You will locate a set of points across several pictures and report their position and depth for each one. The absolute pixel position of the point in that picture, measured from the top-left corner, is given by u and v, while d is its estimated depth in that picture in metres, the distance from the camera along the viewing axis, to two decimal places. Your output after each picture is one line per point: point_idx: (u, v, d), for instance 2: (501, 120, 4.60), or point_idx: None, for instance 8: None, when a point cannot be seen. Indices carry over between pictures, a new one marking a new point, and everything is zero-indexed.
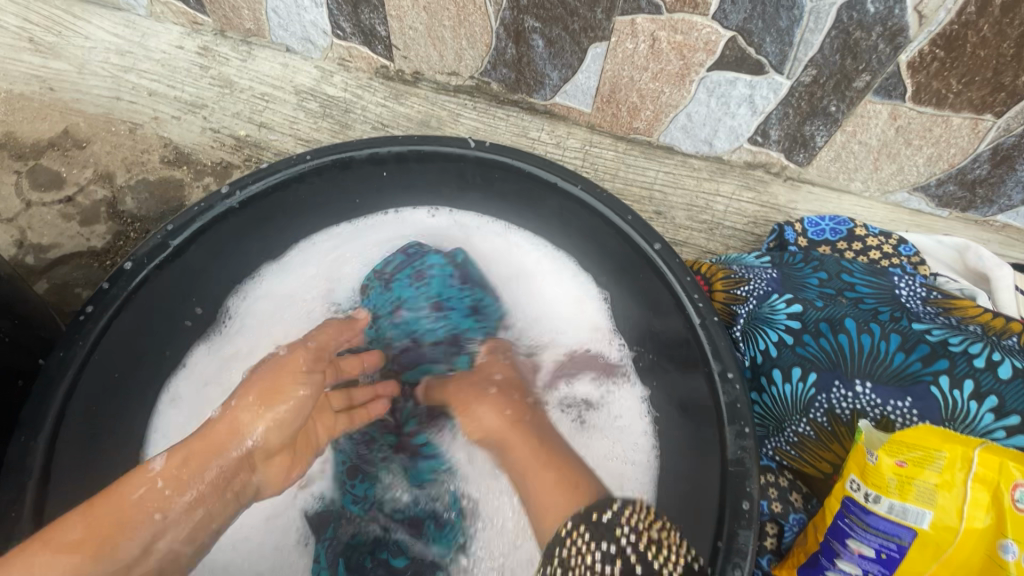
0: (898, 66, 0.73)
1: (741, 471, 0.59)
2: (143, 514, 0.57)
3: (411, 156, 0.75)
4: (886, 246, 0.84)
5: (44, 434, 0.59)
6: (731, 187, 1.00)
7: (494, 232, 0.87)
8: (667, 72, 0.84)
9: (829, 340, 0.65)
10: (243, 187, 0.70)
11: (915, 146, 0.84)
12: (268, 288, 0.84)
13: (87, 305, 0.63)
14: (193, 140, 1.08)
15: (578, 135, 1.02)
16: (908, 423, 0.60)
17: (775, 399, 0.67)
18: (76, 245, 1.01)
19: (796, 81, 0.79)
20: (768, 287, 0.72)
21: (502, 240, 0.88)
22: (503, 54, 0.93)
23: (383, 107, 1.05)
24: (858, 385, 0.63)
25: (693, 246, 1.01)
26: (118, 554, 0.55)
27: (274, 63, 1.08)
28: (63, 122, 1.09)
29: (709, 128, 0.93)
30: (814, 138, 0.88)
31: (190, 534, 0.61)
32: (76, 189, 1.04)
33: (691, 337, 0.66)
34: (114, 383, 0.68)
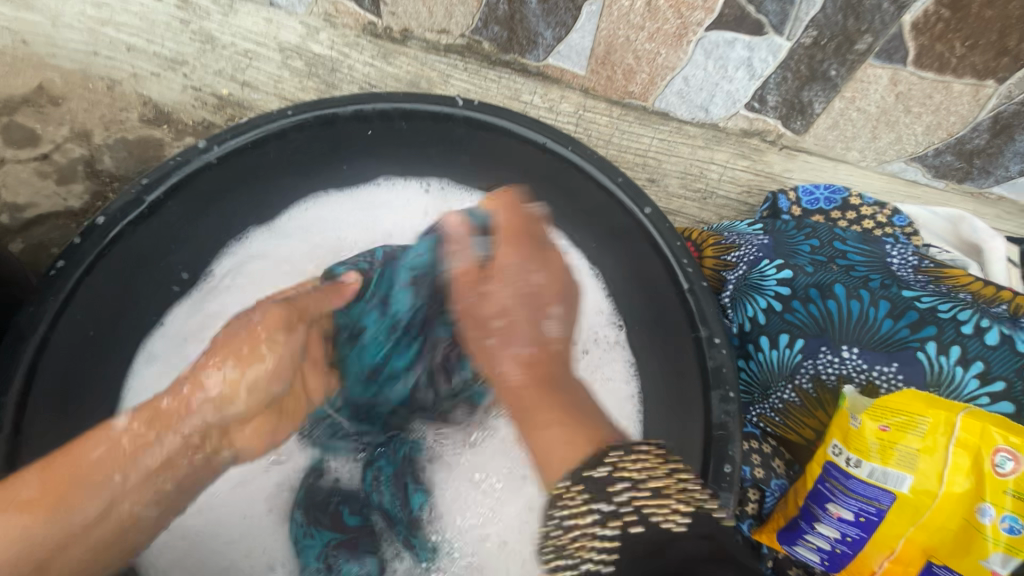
0: (901, 27, 0.71)
1: (725, 435, 0.59)
2: (103, 473, 0.56)
3: (396, 113, 0.73)
4: (880, 216, 0.82)
5: (15, 389, 0.58)
6: (727, 155, 0.97)
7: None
8: (664, 32, 0.82)
9: (818, 306, 0.64)
10: (221, 142, 0.68)
11: (914, 114, 0.82)
12: (252, 261, 0.80)
13: (58, 260, 0.62)
14: (173, 99, 1.06)
15: (571, 99, 0.99)
16: (893, 388, 0.60)
17: (762, 365, 0.67)
18: (53, 205, 0.98)
19: (796, 43, 0.77)
20: (759, 253, 0.70)
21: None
22: (494, 11, 0.89)
23: (371, 67, 1.02)
24: (844, 351, 0.63)
25: (686, 215, 1.02)
26: (74, 516, 0.54)
27: (257, 19, 1.03)
28: (38, 77, 1.05)
29: (705, 93, 0.90)
30: (812, 104, 0.86)
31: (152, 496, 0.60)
32: (53, 147, 1.01)
33: (679, 302, 0.66)
34: (91, 341, 0.67)
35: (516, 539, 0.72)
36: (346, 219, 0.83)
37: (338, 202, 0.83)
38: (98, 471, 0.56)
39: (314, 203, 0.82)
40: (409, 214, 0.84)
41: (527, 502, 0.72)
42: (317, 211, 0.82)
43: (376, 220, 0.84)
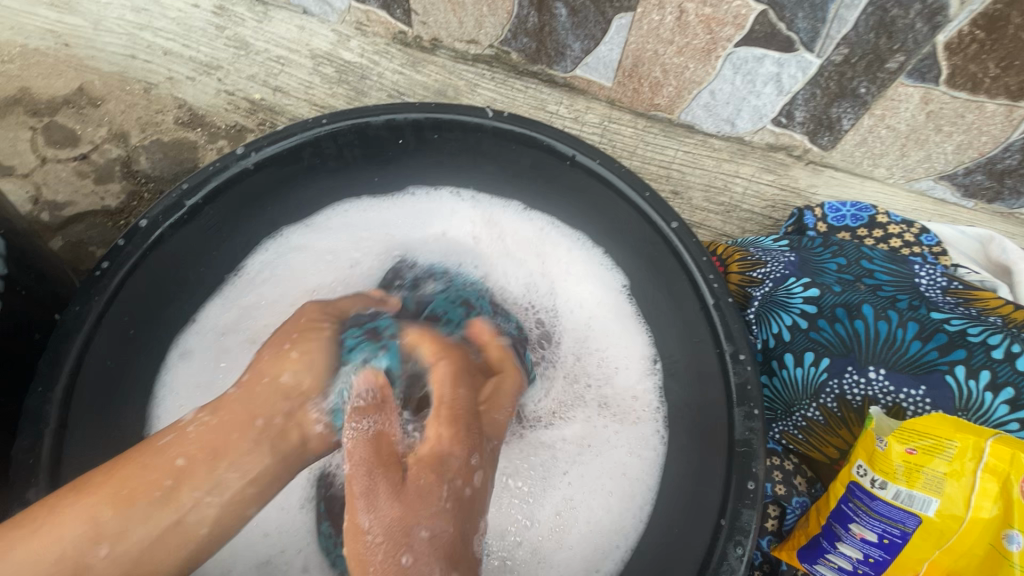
0: (935, 47, 0.70)
1: (748, 451, 0.59)
2: (158, 476, 0.53)
3: (427, 124, 0.74)
4: (908, 234, 0.82)
5: (61, 384, 0.60)
6: (751, 169, 0.98)
7: (522, 219, 0.86)
8: (693, 47, 0.82)
9: (845, 325, 0.65)
10: (259, 149, 0.70)
11: (945, 133, 0.81)
12: (297, 251, 0.83)
13: (102, 262, 0.64)
14: (208, 102, 1.08)
15: (597, 109, 1.00)
16: (920, 411, 0.60)
17: (786, 383, 0.67)
18: (91, 204, 1.01)
19: (826, 60, 0.77)
20: (785, 270, 0.70)
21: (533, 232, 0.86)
22: (524, 22, 0.90)
23: (400, 75, 1.04)
24: (871, 372, 0.63)
25: (709, 228, 1.02)
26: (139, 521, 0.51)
27: (289, 25, 1.06)
28: (78, 79, 1.08)
29: (732, 107, 0.90)
30: (841, 121, 0.86)
31: (233, 501, 0.54)
32: (91, 147, 1.05)
33: (704, 317, 0.66)
34: (130, 339, 0.69)
35: (552, 547, 0.73)
36: (386, 218, 0.87)
37: (379, 203, 0.86)
38: (162, 470, 0.53)
39: (348, 204, 0.85)
40: (457, 224, 0.87)
41: (556, 509, 0.74)
42: (359, 213, 0.86)
43: (416, 220, 0.87)
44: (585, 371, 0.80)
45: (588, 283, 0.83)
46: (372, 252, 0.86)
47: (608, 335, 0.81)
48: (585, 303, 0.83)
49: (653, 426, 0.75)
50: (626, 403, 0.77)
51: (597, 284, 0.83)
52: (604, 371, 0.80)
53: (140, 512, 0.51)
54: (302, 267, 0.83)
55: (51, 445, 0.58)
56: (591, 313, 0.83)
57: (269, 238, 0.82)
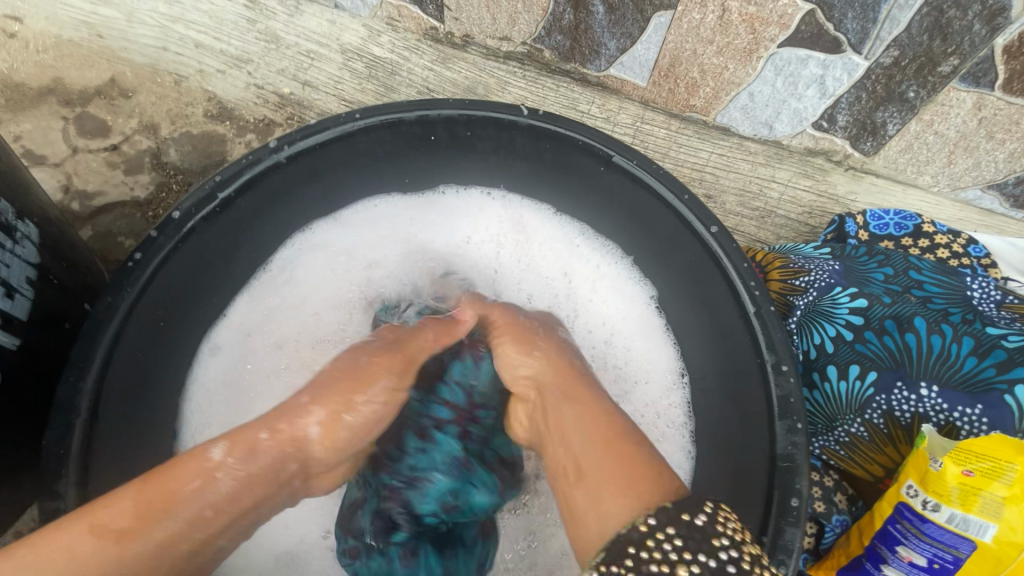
0: (993, 50, 0.68)
1: (791, 467, 0.57)
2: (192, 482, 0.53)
3: (460, 121, 0.73)
4: (955, 245, 0.79)
5: (92, 375, 0.59)
6: (788, 174, 0.95)
7: (553, 227, 0.85)
8: (734, 47, 0.80)
9: (894, 338, 0.62)
10: (292, 142, 0.69)
11: (998, 140, 0.78)
12: (329, 253, 0.83)
13: (135, 253, 0.63)
14: (237, 96, 1.08)
15: (630, 110, 0.98)
16: (975, 431, 0.57)
17: (828, 396, 0.64)
18: (121, 194, 1.02)
19: (874, 63, 0.74)
20: (830, 280, 0.67)
21: (562, 239, 0.84)
22: (560, 19, 0.89)
23: (430, 71, 1.03)
24: (922, 389, 0.60)
25: (742, 233, 0.99)
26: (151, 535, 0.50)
27: (321, 20, 1.04)
28: (110, 70, 1.10)
29: (771, 110, 0.88)
30: (886, 126, 0.83)
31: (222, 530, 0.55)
32: (121, 138, 1.05)
33: (743, 326, 0.64)
34: (161, 332, 0.69)
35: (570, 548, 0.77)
36: (418, 218, 0.86)
37: (406, 195, 0.85)
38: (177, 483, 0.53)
39: (384, 200, 0.84)
40: (485, 226, 0.86)
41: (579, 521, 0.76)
42: (386, 207, 0.85)
43: (446, 225, 0.86)
44: (607, 386, 0.78)
45: (613, 294, 0.82)
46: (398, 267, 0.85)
47: (630, 351, 0.79)
48: (610, 316, 0.81)
49: (679, 445, 0.74)
50: (650, 423, 0.76)
51: (623, 298, 0.81)
52: (628, 387, 0.78)
53: (154, 515, 0.51)
54: (331, 271, 0.83)
55: (82, 437, 0.58)
56: (615, 326, 0.81)
57: (298, 232, 0.81)
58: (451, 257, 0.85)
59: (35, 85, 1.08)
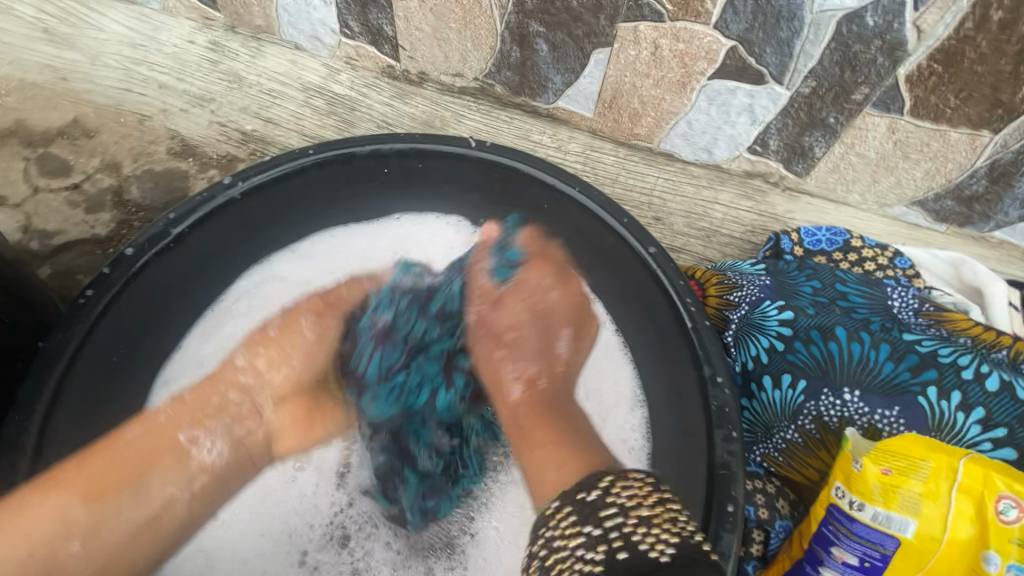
0: (897, 79, 0.74)
1: (727, 475, 0.59)
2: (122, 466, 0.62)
3: (413, 154, 0.77)
4: (882, 258, 0.84)
5: (39, 414, 0.60)
6: (730, 196, 1.00)
7: None
8: (669, 80, 0.86)
9: (820, 347, 0.66)
10: (246, 178, 0.73)
11: (913, 160, 0.84)
12: (287, 281, 0.83)
13: (86, 290, 0.65)
14: (200, 133, 1.11)
15: (579, 139, 1.02)
16: (895, 431, 0.61)
17: (764, 405, 0.67)
18: (81, 233, 1.02)
19: (795, 92, 0.81)
20: (760, 294, 0.72)
21: None
22: (507, 57, 0.94)
23: (388, 106, 1.07)
24: (846, 394, 0.63)
25: (690, 252, 1.03)
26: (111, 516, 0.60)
27: (282, 60, 1.09)
28: (73, 111, 1.12)
29: (708, 136, 0.93)
30: (813, 149, 0.89)
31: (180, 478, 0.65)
32: (84, 177, 1.06)
33: (684, 341, 0.67)
34: (113, 369, 0.69)
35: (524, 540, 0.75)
36: (375, 245, 0.86)
37: (363, 225, 0.87)
38: (124, 454, 0.62)
39: (341, 230, 0.86)
40: (436, 250, 0.87)
41: None
42: (343, 236, 0.86)
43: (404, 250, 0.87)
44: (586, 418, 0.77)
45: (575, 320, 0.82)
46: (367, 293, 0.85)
47: (596, 372, 0.79)
48: None
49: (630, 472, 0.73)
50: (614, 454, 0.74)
51: None
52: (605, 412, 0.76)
53: (106, 507, 0.59)
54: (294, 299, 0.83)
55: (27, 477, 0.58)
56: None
57: (257, 265, 0.82)
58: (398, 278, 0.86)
59: None
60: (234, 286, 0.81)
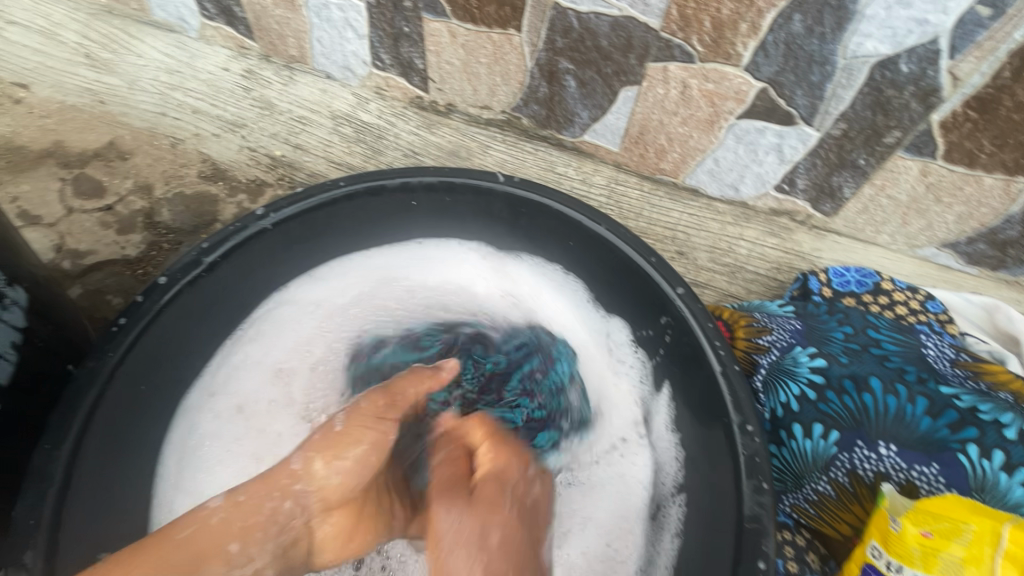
0: (930, 125, 0.74)
1: (758, 528, 0.59)
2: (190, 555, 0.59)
3: (440, 187, 0.78)
4: (913, 302, 0.83)
5: (69, 443, 0.60)
6: (756, 232, 0.99)
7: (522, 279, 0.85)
8: (696, 118, 0.86)
9: (853, 398, 0.65)
10: (278, 210, 0.74)
11: (945, 204, 0.83)
12: (305, 305, 0.84)
13: (121, 318, 0.66)
14: (230, 158, 1.13)
15: (604, 172, 1.03)
16: (935, 490, 0.59)
17: (795, 454, 0.66)
18: (111, 253, 1.04)
19: (825, 134, 0.81)
20: (791, 339, 0.72)
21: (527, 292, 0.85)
22: (535, 92, 0.95)
23: (415, 136, 1.09)
24: (882, 448, 0.62)
25: (715, 288, 1.03)
26: None
27: (314, 89, 1.10)
28: (109, 134, 1.15)
29: (735, 173, 0.93)
30: (842, 189, 0.88)
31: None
32: (116, 199, 1.09)
33: (712, 386, 0.66)
34: (141, 397, 0.69)
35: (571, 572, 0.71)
36: (389, 269, 0.86)
37: (383, 253, 0.86)
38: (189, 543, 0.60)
39: (359, 258, 0.86)
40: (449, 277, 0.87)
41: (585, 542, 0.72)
42: (361, 262, 0.86)
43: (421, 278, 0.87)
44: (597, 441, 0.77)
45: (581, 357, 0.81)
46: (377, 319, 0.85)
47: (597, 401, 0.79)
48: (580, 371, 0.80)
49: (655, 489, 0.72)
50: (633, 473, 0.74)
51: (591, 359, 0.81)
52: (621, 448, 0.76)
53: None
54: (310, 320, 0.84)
55: (53, 506, 0.58)
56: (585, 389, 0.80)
57: (278, 291, 0.83)
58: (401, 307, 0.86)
59: (36, 149, 1.13)
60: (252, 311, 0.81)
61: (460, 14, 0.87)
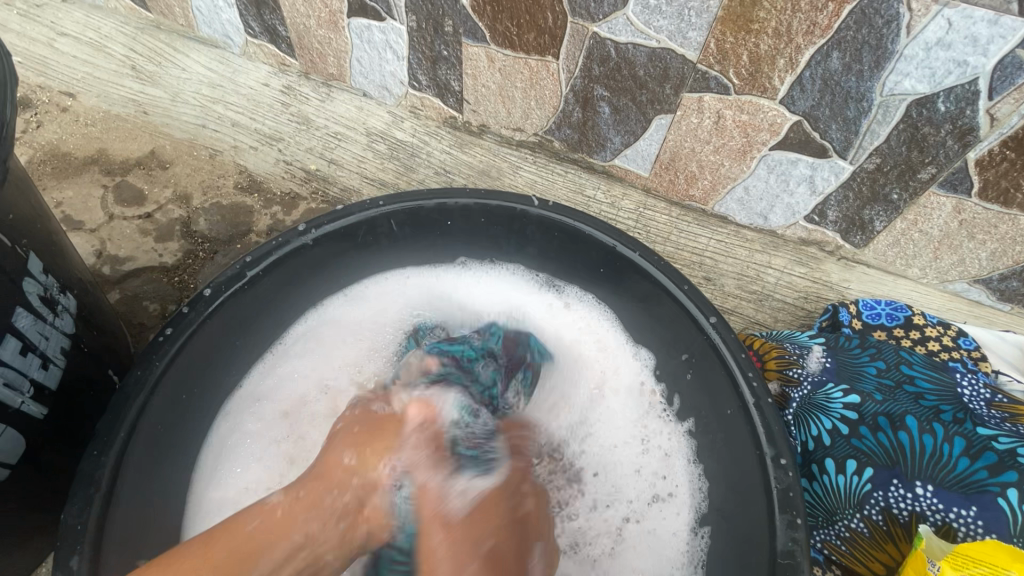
0: (966, 162, 0.74)
1: (792, 565, 0.59)
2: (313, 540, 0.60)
3: (476, 209, 0.79)
4: (946, 338, 0.83)
5: (114, 450, 0.61)
6: (784, 261, 1.00)
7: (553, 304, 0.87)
8: (729, 147, 0.87)
9: (888, 436, 0.66)
10: (318, 226, 0.75)
11: (979, 240, 0.83)
12: (347, 322, 0.86)
13: (166, 328, 0.67)
14: (266, 170, 1.18)
15: (633, 197, 1.04)
16: (973, 534, 0.59)
17: (827, 489, 0.68)
18: (149, 260, 1.07)
19: (859, 167, 0.81)
20: (823, 375, 0.73)
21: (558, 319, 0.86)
22: (569, 116, 0.97)
23: (447, 155, 1.11)
24: (918, 488, 0.63)
25: (741, 314, 1.05)
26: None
27: (349, 106, 1.13)
28: (151, 143, 1.20)
29: (765, 203, 0.94)
30: (873, 222, 0.89)
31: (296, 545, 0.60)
32: (156, 207, 1.12)
33: (745, 418, 0.66)
34: (182, 405, 0.71)
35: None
36: (422, 290, 0.88)
37: (419, 270, 0.88)
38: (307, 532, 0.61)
39: (395, 275, 0.88)
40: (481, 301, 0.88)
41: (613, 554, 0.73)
42: (400, 280, 0.88)
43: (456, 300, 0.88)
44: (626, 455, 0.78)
45: (611, 383, 0.82)
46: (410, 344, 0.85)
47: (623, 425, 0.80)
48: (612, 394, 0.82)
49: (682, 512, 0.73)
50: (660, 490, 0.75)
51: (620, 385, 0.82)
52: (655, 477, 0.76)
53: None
54: (350, 338, 0.86)
55: (98, 512, 0.59)
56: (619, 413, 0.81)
57: (319, 304, 0.85)
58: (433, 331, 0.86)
59: (80, 156, 1.17)
60: (292, 324, 0.84)
61: (498, 40, 0.89)
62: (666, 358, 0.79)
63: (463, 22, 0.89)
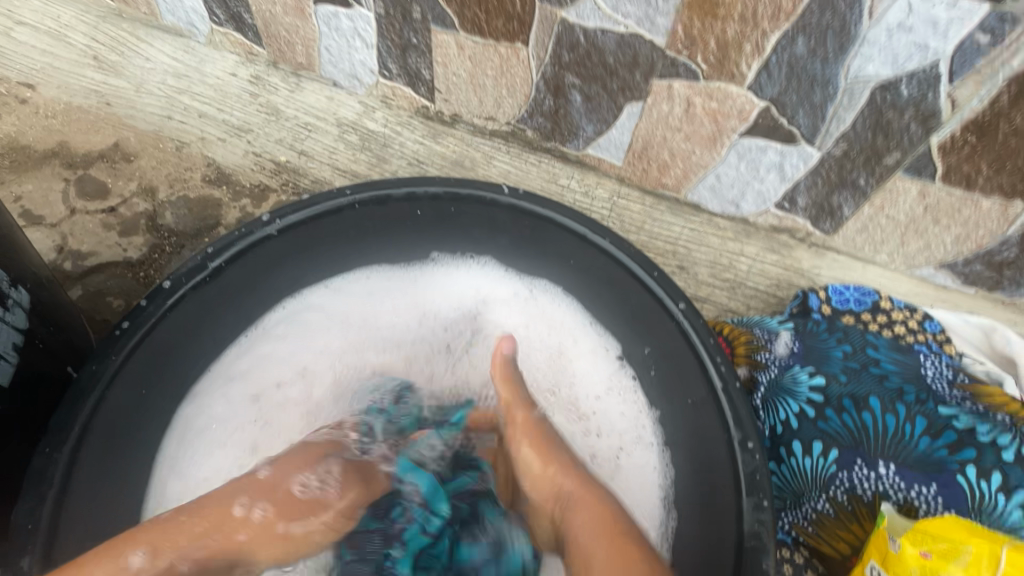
0: (929, 147, 0.75)
1: (757, 545, 0.59)
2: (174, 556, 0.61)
3: (445, 198, 0.78)
4: (911, 321, 0.84)
5: (68, 446, 0.60)
6: (755, 249, 1.01)
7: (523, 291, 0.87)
8: (700, 135, 0.87)
9: (852, 416, 0.67)
10: (283, 217, 0.74)
11: (943, 225, 0.84)
12: (315, 317, 0.85)
13: (123, 321, 0.66)
14: (236, 162, 1.13)
15: (607, 185, 1.04)
16: (932, 510, 0.62)
17: (794, 471, 0.69)
18: (114, 255, 1.04)
19: (826, 154, 0.82)
20: (790, 360, 0.74)
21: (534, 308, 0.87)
22: (541, 105, 0.96)
23: (420, 145, 1.09)
24: (881, 466, 0.65)
25: (714, 303, 1.03)
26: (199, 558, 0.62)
27: (319, 96, 1.12)
28: (115, 135, 1.15)
29: (737, 190, 0.94)
30: (841, 209, 0.90)
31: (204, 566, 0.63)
32: (119, 201, 1.09)
33: (713, 402, 0.66)
34: (142, 400, 0.70)
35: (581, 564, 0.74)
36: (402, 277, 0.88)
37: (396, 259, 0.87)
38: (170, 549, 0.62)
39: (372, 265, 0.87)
40: (462, 288, 0.88)
41: None
42: (378, 270, 0.87)
43: (427, 293, 0.88)
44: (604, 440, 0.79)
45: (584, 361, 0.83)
46: (390, 340, 0.87)
47: (606, 410, 0.80)
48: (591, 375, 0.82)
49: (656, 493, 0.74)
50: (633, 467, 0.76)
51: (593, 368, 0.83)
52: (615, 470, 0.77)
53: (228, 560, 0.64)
54: (313, 334, 0.85)
55: (52, 508, 0.58)
56: (588, 404, 0.81)
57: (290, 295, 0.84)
58: (407, 326, 0.87)
59: (40, 149, 1.13)
60: (261, 316, 0.82)
61: (467, 27, 0.87)
62: (634, 345, 0.79)
63: (431, 8, 0.87)
